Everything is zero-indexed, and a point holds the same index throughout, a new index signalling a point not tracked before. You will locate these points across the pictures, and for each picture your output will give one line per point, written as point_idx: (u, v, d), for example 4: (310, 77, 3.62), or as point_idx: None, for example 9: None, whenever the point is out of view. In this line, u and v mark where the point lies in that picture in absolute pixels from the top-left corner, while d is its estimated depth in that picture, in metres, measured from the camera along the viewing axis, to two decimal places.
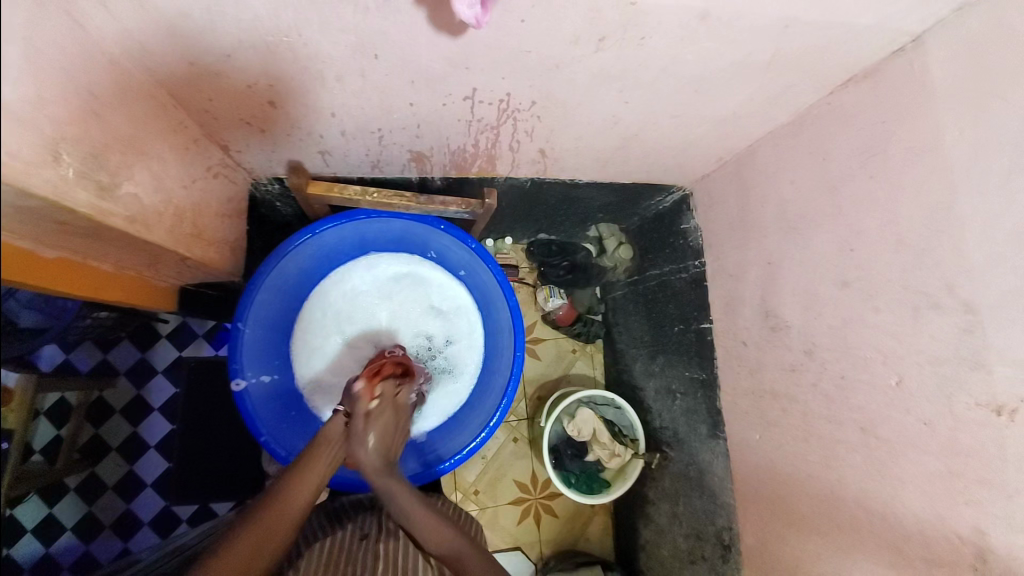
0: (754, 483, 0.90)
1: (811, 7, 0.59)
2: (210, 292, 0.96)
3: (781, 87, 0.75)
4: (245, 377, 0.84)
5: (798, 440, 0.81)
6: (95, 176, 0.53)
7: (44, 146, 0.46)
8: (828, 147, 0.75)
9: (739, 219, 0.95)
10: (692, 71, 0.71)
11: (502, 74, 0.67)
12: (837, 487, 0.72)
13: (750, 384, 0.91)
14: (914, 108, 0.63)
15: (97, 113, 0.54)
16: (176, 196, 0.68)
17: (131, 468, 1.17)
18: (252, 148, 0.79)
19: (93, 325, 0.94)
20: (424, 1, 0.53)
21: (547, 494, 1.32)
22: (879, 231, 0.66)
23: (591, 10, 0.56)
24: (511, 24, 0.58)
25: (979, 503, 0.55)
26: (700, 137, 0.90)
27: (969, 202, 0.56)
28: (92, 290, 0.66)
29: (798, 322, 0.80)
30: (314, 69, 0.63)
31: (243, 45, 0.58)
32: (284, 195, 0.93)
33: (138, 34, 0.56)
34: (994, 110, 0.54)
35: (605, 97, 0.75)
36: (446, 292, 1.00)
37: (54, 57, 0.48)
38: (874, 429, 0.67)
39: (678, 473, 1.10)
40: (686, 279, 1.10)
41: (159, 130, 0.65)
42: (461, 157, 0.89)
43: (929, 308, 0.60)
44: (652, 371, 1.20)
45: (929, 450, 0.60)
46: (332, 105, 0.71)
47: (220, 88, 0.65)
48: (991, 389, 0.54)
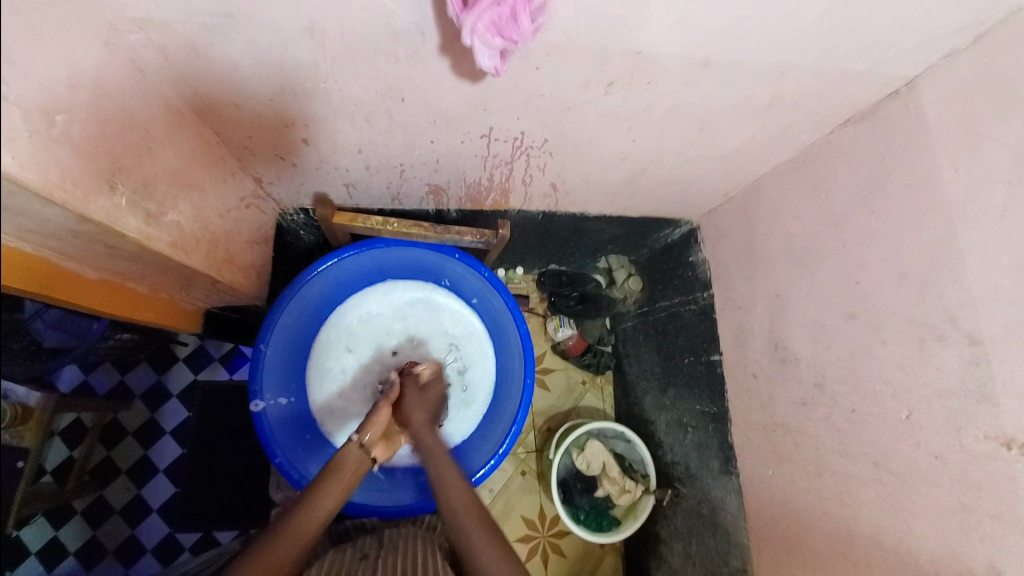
0: (769, 521, 0.87)
1: (806, 54, 0.64)
2: (233, 315, 1.00)
3: (782, 127, 0.79)
4: (263, 399, 0.87)
5: (812, 475, 0.79)
6: (144, 204, 0.58)
7: (103, 175, 0.51)
8: (829, 184, 0.78)
9: (746, 251, 0.97)
10: (697, 113, 0.75)
11: (518, 115, 0.73)
12: (851, 525, 0.71)
13: (761, 418, 0.91)
14: (911, 147, 0.66)
15: (150, 147, 0.59)
16: (212, 224, 0.73)
17: (139, 492, 1.18)
18: (282, 181, 0.85)
19: (115, 346, 0.96)
20: (448, 53, 0.59)
21: (556, 531, 1.29)
22: (883, 264, 0.68)
23: (600, 59, 0.61)
24: (527, 71, 0.63)
25: (994, 539, 0.54)
26: (707, 173, 0.93)
27: (968, 236, 0.58)
28: (133, 311, 0.71)
29: (807, 353, 0.81)
30: (345, 111, 0.69)
31: (282, 90, 0.64)
32: (308, 226, 0.98)
33: (190, 79, 0.62)
34: (985, 149, 0.57)
35: (615, 136, 0.80)
36: (460, 320, 1.02)
37: (118, 97, 0.53)
38: (887, 463, 0.66)
39: (690, 510, 1.08)
40: (695, 311, 1.12)
41: (202, 164, 0.70)
42: (476, 190, 0.94)
43: (934, 340, 0.61)
44: (663, 404, 1.19)
45: (942, 486, 0.59)
46: (359, 142, 0.76)
47: (258, 127, 0.71)
48: (998, 421, 0.54)
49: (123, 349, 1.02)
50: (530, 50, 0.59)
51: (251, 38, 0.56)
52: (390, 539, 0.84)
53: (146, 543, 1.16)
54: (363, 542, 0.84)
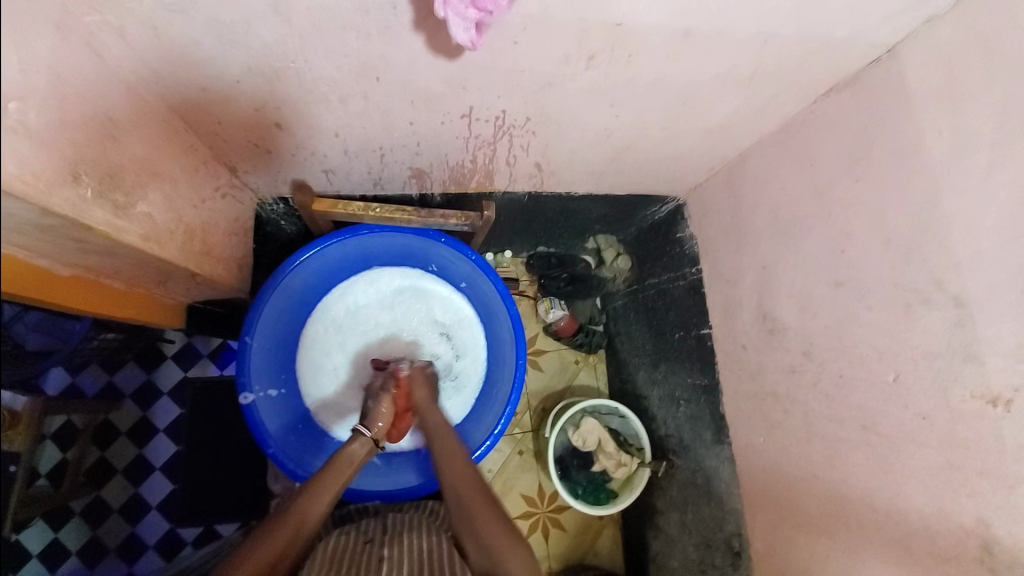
0: (761, 487, 0.90)
1: (788, 22, 0.63)
2: (217, 309, 0.98)
3: (765, 98, 0.78)
4: (253, 391, 0.85)
5: (802, 441, 0.81)
6: (111, 196, 0.55)
7: (66, 167, 0.49)
8: (813, 154, 0.78)
9: (732, 225, 0.97)
10: (680, 85, 0.74)
11: (498, 92, 0.71)
12: (842, 486, 0.73)
13: (751, 388, 0.92)
14: (894, 113, 0.66)
15: (115, 137, 0.57)
16: (186, 216, 0.71)
17: (137, 491, 1.17)
18: (259, 170, 0.82)
19: (100, 347, 0.94)
20: (422, 28, 0.56)
21: (556, 507, 1.31)
22: (868, 231, 0.68)
23: (579, 31, 0.60)
24: (505, 45, 0.61)
25: (979, 494, 0.55)
26: (691, 148, 0.92)
27: (952, 200, 0.58)
28: (107, 308, 0.69)
29: (795, 323, 0.82)
30: (319, 94, 0.67)
31: (251, 72, 0.62)
32: (289, 215, 0.96)
33: (154, 64, 0.59)
34: (968, 111, 0.57)
35: (598, 112, 0.78)
36: (449, 305, 1.02)
37: (75, 84, 0.51)
38: (875, 425, 0.68)
39: (685, 480, 1.10)
40: (684, 286, 1.12)
41: (172, 153, 0.68)
42: (460, 173, 0.92)
43: (920, 304, 0.62)
44: (655, 379, 1.21)
45: (928, 444, 0.61)
46: (336, 126, 0.74)
47: (229, 113, 0.68)
48: (983, 380, 0.55)
49: (108, 349, 0.99)
50: (507, 22, 0.57)
51: (215, 17, 0.53)
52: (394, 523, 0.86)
53: (147, 541, 1.16)
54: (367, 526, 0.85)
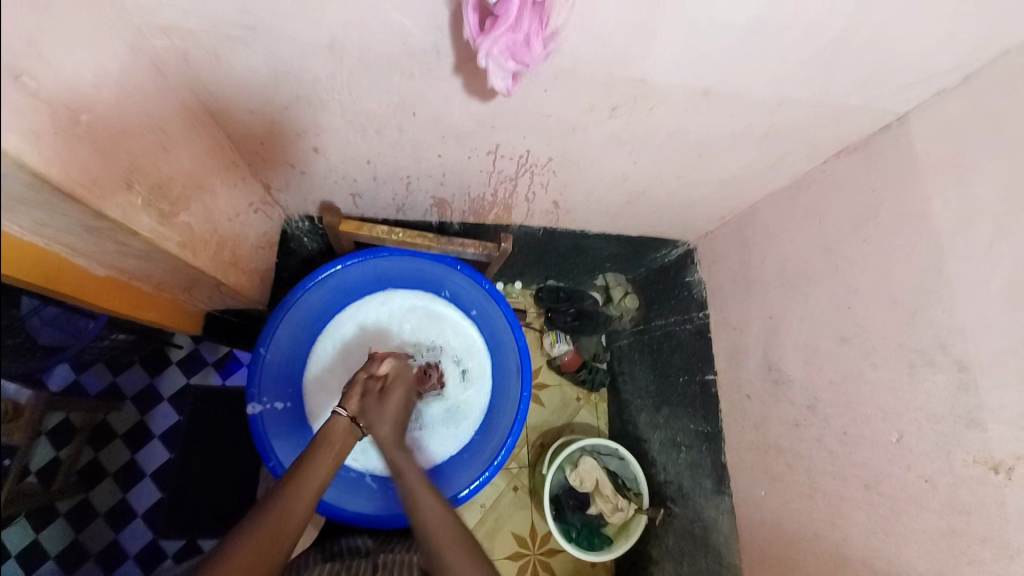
0: (760, 543, 0.87)
1: (802, 88, 0.67)
2: (232, 318, 1.00)
3: (778, 155, 0.82)
4: (261, 401, 0.88)
5: (804, 498, 0.80)
6: (157, 204, 0.59)
7: (120, 174, 0.52)
8: (823, 211, 0.81)
9: (741, 274, 0.99)
10: (697, 138, 0.77)
11: (524, 134, 0.75)
12: (843, 547, 0.71)
13: (754, 438, 0.91)
14: (901, 179, 0.69)
15: (167, 148, 0.61)
16: (220, 226, 0.75)
17: (125, 497, 1.15)
18: (291, 188, 0.86)
19: (109, 346, 0.95)
20: (461, 72, 0.61)
21: (547, 549, 1.28)
22: (874, 290, 0.70)
23: (605, 85, 0.64)
24: (535, 92, 0.65)
25: (982, 564, 0.54)
26: (705, 197, 0.96)
27: (957, 265, 0.60)
28: (130, 308, 0.71)
29: (800, 375, 0.82)
30: (357, 124, 0.71)
31: (298, 100, 0.66)
32: (313, 233, 0.99)
33: (211, 85, 0.64)
34: (973, 182, 0.59)
35: (617, 158, 0.82)
36: (459, 333, 1.02)
37: (138, 99, 0.55)
38: (878, 485, 0.67)
39: (682, 531, 1.07)
40: (690, 330, 1.13)
41: (214, 168, 0.72)
42: (480, 205, 0.96)
43: (924, 365, 0.63)
44: (657, 423, 1.20)
45: (930, 508, 0.60)
46: (369, 153, 0.78)
47: (272, 134, 0.73)
48: (986, 446, 0.55)
49: (116, 350, 1.00)
50: (539, 73, 0.61)
51: (273, 51, 0.58)
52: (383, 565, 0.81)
53: (128, 550, 1.13)
54: (356, 566, 0.81)
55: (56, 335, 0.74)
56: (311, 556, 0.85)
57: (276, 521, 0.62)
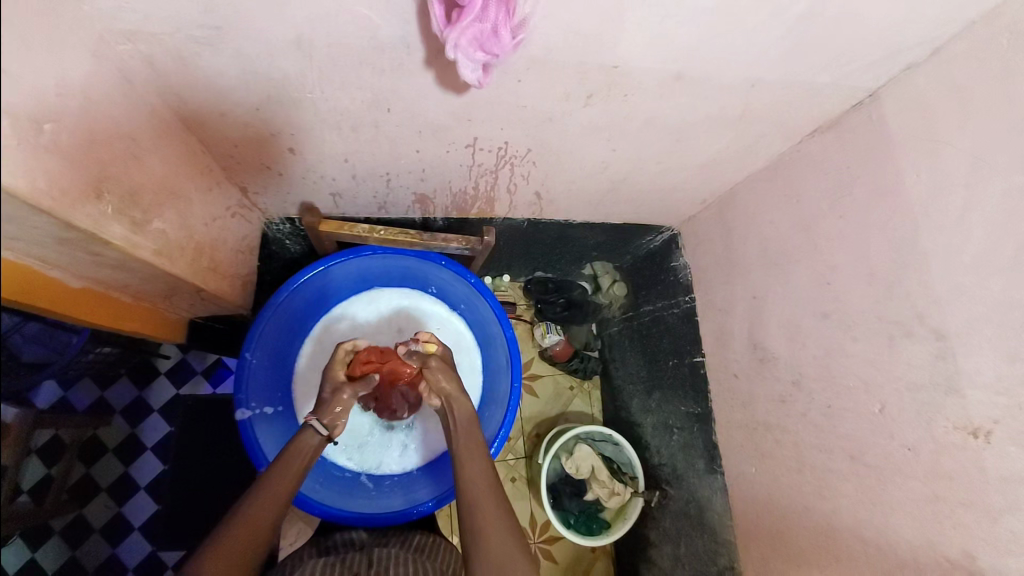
0: (753, 518, 0.89)
1: (773, 69, 0.67)
2: (219, 325, 1.00)
3: (754, 137, 0.83)
4: (250, 407, 0.86)
5: (794, 471, 0.81)
6: (131, 213, 0.58)
7: (89, 183, 0.51)
8: (800, 190, 0.82)
9: (725, 256, 1.00)
10: (673, 122, 0.77)
11: (501, 126, 0.75)
12: (832, 518, 0.73)
13: (743, 417, 0.93)
14: (873, 155, 0.70)
15: (137, 156, 0.60)
16: (197, 233, 0.74)
17: (120, 510, 1.14)
18: (269, 191, 0.85)
19: (94, 360, 0.94)
20: (433, 66, 0.61)
21: (547, 537, 1.29)
22: (852, 265, 0.71)
23: (578, 73, 0.64)
24: (509, 84, 0.65)
25: (965, 525, 0.56)
26: (684, 181, 0.96)
27: (930, 238, 0.61)
28: (115, 320, 0.71)
29: (785, 353, 0.84)
30: (333, 122, 0.70)
31: (271, 102, 0.65)
32: (294, 235, 0.98)
33: (180, 89, 0.63)
34: (943, 154, 0.61)
35: (595, 146, 0.82)
36: (447, 328, 1.03)
37: (104, 106, 0.54)
38: (863, 456, 0.69)
39: (678, 512, 1.09)
40: (678, 314, 1.14)
41: (188, 173, 0.71)
42: (462, 199, 0.96)
43: (903, 336, 0.64)
44: (648, 407, 1.22)
45: (915, 476, 0.62)
46: (345, 152, 0.78)
47: (246, 137, 0.72)
48: (965, 412, 0.57)
49: (102, 364, 1.00)
50: (512, 64, 0.61)
51: (240, 51, 0.57)
52: (377, 557, 0.80)
53: (127, 563, 1.12)
54: (351, 559, 0.79)
55: (35, 352, 0.73)
56: (304, 552, 0.82)
57: (259, 514, 0.64)
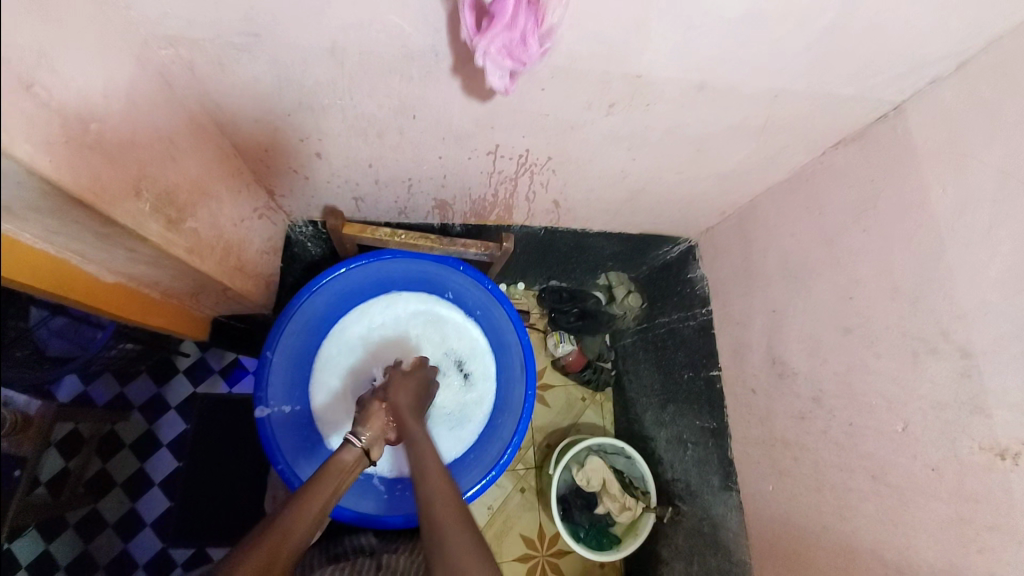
0: (769, 538, 0.87)
1: (797, 80, 0.68)
2: (238, 324, 1.02)
3: (776, 148, 0.83)
4: (269, 405, 0.89)
5: (812, 490, 0.79)
6: (165, 210, 0.60)
7: (129, 181, 0.53)
8: (822, 203, 0.81)
9: (743, 269, 0.99)
10: (694, 132, 0.78)
11: (523, 134, 0.76)
12: (853, 539, 0.71)
13: (760, 433, 0.91)
14: (897, 169, 0.69)
15: (173, 156, 0.62)
16: (225, 233, 0.76)
17: (133, 506, 1.15)
18: (294, 194, 0.87)
19: (117, 355, 0.96)
20: (459, 74, 0.62)
21: (556, 550, 1.27)
22: (876, 279, 0.70)
23: (601, 82, 0.65)
24: (533, 92, 0.66)
25: (991, 551, 0.54)
26: (704, 192, 0.96)
27: (957, 253, 0.60)
28: (140, 315, 0.72)
29: (805, 367, 0.82)
30: (358, 128, 0.72)
31: (301, 107, 0.68)
32: (316, 238, 1.01)
33: (215, 94, 0.65)
34: (971, 169, 0.60)
35: (615, 155, 0.83)
36: (463, 333, 1.03)
37: (145, 109, 0.56)
38: (885, 476, 0.67)
39: (691, 529, 1.07)
40: (694, 327, 1.13)
41: (219, 174, 0.73)
42: (481, 206, 0.97)
43: (927, 353, 0.63)
44: (662, 420, 1.20)
45: (938, 497, 0.60)
46: (370, 157, 0.80)
47: (275, 140, 0.74)
48: (992, 433, 0.55)
49: (123, 360, 1.02)
50: (537, 72, 0.62)
51: (276, 58, 0.59)
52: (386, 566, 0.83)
53: (138, 558, 1.13)
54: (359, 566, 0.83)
55: (62, 345, 0.74)
56: (314, 559, 0.87)
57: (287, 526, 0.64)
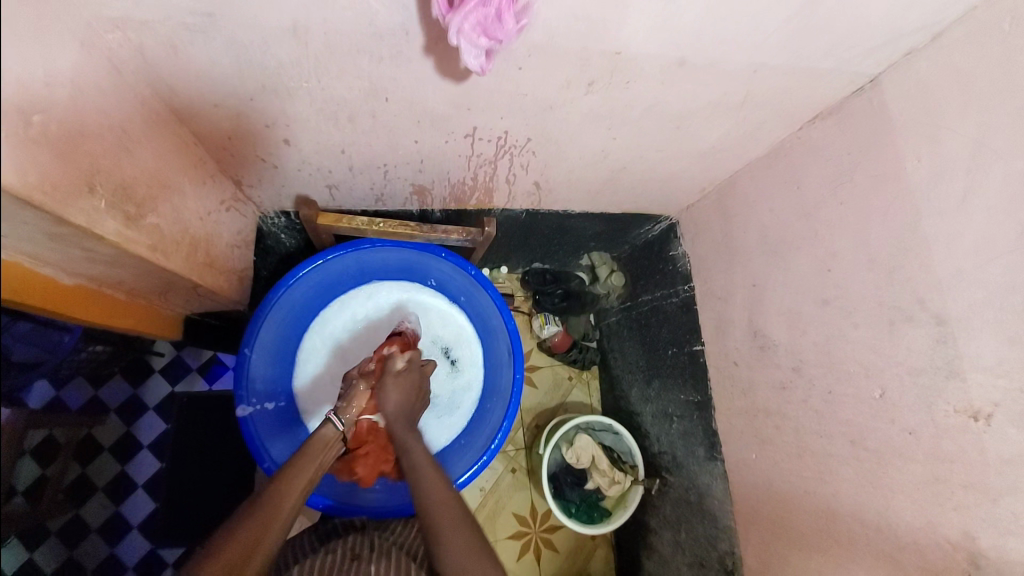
0: (754, 503, 0.90)
1: (776, 55, 0.67)
2: (212, 321, 0.98)
3: (754, 124, 0.82)
4: (251, 403, 0.86)
5: (793, 457, 0.82)
6: (124, 208, 0.56)
7: (81, 177, 0.49)
8: (800, 177, 0.82)
9: (724, 244, 1.00)
10: (674, 109, 0.77)
11: (501, 114, 0.74)
12: (833, 501, 0.74)
13: (743, 404, 0.94)
14: (873, 142, 0.70)
15: (129, 148, 0.58)
16: (192, 228, 0.72)
17: (118, 509, 1.12)
18: (263, 184, 0.83)
19: (86, 359, 0.92)
20: (432, 53, 0.59)
21: (548, 526, 1.30)
22: (854, 251, 0.71)
23: (580, 59, 0.63)
24: (510, 71, 0.64)
25: (964, 507, 0.57)
26: (684, 169, 0.96)
27: (932, 222, 0.62)
28: (106, 317, 0.69)
29: (786, 339, 0.84)
30: (329, 112, 0.69)
31: (265, 90, 0.64)
32: (290, 228, 0.97)
33: (170, 79, 0.61)
34: (946, 138, 0.60)
35: (595, 134, 0.81)
36: (448, 321, 1.02)
37: (93, 97, 0.52)
38: (863, 441, 0.70)
39: (678, 498, 1.10)
40: (676, 304, 1.14)
41: (180, 165, 0.69)
42: (460, 190, 0.95)
43: (903, 322, 0.64)
44: (648, 396, 1.22)
45: (915, 459, 0.63)
46: (342, 143, 0.76)
47: (238, 127, 0.70)
48: (966, 395, 0.57)
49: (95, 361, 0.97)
50: (513, 50, 0.60)
51: (234, 38, 0.55)
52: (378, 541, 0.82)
53: (127, 561, 1.11)
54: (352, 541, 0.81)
55: (28, 351, 0.71)
56: (305, 540, 0.85)
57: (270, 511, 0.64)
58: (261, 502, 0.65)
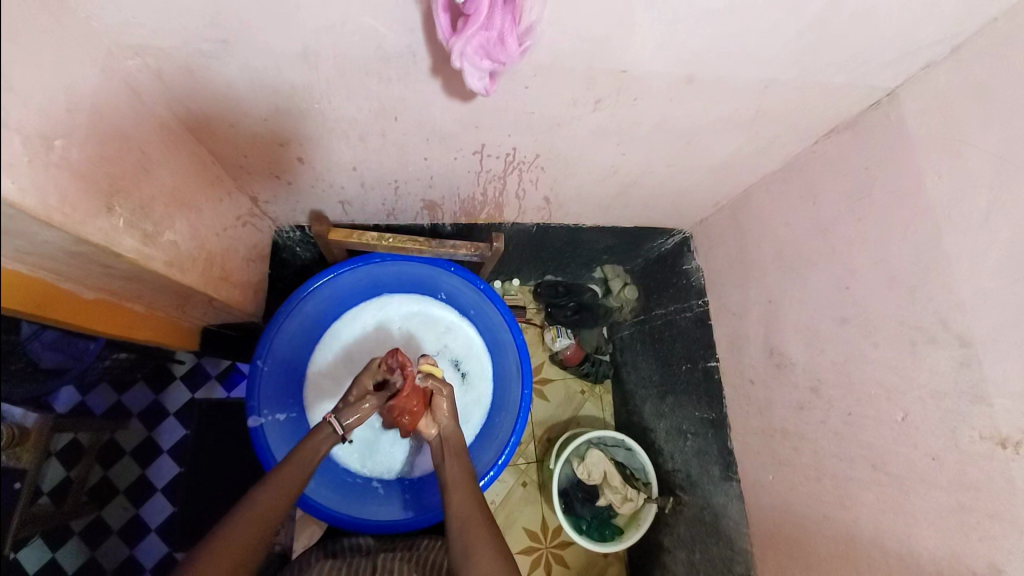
0: (771, 528, 0.87)
1: (787, 70, 0.66)
2: (230, 331, 1.01)
3: (767, 139, 0.81)
4: (262, 415, 0.87)
5: (812, 480, 0.79)
6: (141, 225, 0.58)
7: (100, 198, 0.52)
8: (816, 193, 0.80)
9: (738, 259, 0.98)
10: (683, 124, 0.76)
11: (508, 131, 0.74)
12: (854, 529, 0.70)
13: (759, 424, 0.91)
14: (891, 157, 0.68)
15: (148, 168, 0.60)
16: (209, 243, 0.74)
17: (137, 512, 1.15)
18: (279, 200, 0.86)
19: (111, 366, 0.95)
20: (439, 74, 0.60)
21: (559, 542, 1.28)
22: (872, 269, 0.69)
23: (585, 78, 0.63)
24: (516, 90, 0.64)
25: (993, 540, 0.54)
26: (696, 184, 0.95)
27: (955, 241, 0.59)
28: (124, 330, 0.70)
29: (802, 358, 0.81)
30: (341, 132, 0.71)
31: (278, 111, 0.66)
32: (305, 242, 0.99)
33: (188, 102, 0.64)
34: (967, 154, 0.58)
35: (605, 150, 0.81)
36: (459, 334, 1.03)
37: (115, 121, 0.54)
38: (885, 465, 0.66)
39: (692, 518, 1.07)
40: (691, 318, 1.12)
41: (198, 183, 0.71)
42: (471, 205, 0.95)
43: (925, 343, 0.62)
44: (661, 412, 1.20)
45: (939, 486, 0.60)
46: (354, 160, 0.78)
47: (254, 146, 0.72)
48: (992, 422, 0.54)
49: (118, 369, 1.00)
50: (518, 70, 0.60)
51: (247, 63, 0.57)
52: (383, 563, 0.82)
53: (144, 565, 1.12)
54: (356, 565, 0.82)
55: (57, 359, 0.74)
56: (311, 554, 0.85)
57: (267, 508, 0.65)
58: (266, 486, 0.68)
